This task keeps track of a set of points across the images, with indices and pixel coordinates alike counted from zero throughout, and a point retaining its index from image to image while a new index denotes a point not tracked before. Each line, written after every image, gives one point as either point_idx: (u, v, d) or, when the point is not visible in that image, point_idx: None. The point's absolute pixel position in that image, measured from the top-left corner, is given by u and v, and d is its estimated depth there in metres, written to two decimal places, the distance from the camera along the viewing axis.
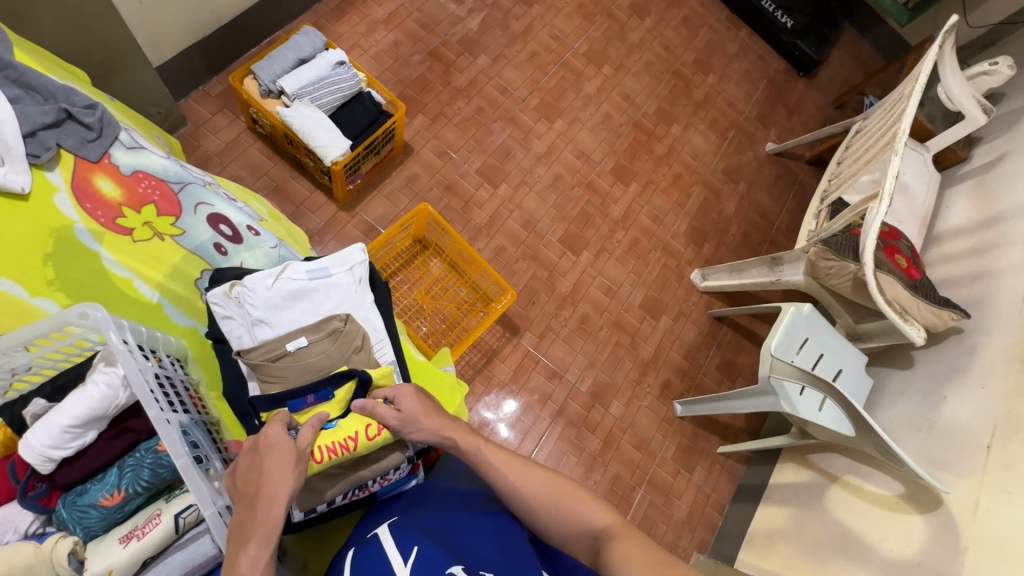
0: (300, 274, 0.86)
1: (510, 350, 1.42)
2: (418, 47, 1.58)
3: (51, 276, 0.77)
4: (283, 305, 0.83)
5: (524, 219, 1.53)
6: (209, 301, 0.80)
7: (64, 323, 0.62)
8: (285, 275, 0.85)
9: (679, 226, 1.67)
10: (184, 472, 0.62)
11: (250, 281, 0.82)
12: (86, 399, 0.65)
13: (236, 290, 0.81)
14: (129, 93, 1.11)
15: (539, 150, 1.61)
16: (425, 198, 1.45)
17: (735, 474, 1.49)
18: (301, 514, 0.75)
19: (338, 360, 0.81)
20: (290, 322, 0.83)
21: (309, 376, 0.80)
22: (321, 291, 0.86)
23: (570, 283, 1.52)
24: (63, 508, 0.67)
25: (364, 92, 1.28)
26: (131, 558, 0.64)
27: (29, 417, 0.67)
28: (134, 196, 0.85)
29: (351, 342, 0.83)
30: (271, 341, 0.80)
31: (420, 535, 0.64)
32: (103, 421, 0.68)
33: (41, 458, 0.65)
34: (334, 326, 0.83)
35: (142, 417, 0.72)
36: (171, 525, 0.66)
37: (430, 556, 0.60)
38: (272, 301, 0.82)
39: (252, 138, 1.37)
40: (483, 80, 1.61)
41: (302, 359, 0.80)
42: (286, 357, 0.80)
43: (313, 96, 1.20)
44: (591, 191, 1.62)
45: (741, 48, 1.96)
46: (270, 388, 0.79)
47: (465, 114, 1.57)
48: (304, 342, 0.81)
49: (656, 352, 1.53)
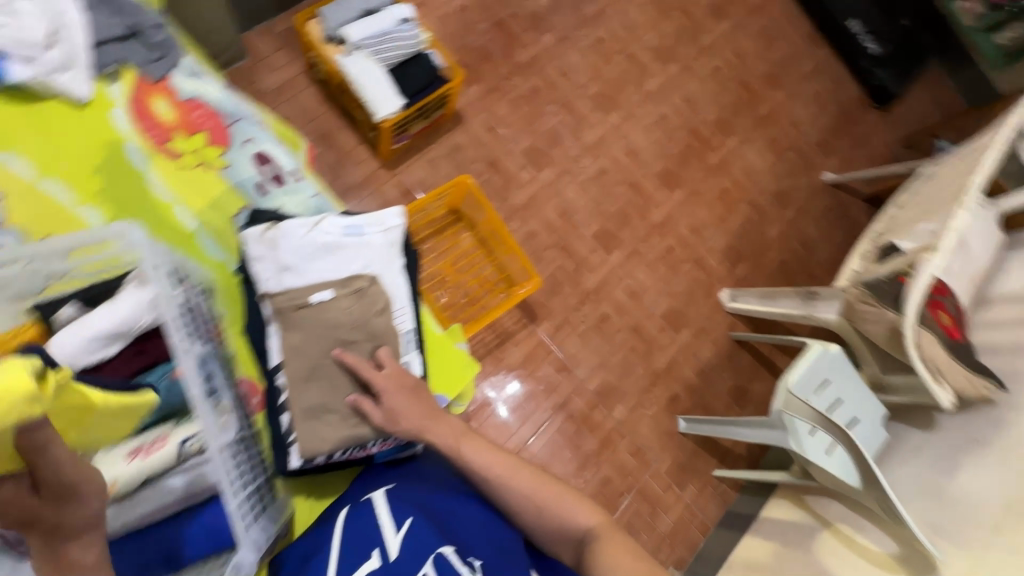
0: (335, 228, 0.85)
1: (524, 335, 1.41)
2: (486, 15, 1.55)
3: (97, 185, 0.79)
4: (313, 256, 0.83)
5: (561, 209, 1.50)
6: (244, 237, 0.81)
7: (104, 238, 0.66)
8: (321, 227, 0.84)
9: (717, 241, 1.63)
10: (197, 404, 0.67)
11: (286, 227, 0.81)
12: (114, 313, 0.67)
13: (270, 232, 0.82)
14: (197, 16, 1.11)
15: (588, 140, 1.57)
16: (466, 169, 1.43)
17: (726, 500, 1.47)
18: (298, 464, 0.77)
19: (359, 320, 0.82)
20: (317, 274, 0.83)
21: (326, 330, 0.81)
22: (352, 249, 0.85)
23: (595, 280, 1.49)
24: None
25: (424, 54, 1.25)
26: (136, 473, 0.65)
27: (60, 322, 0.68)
28: (186, 121, 0.86)
29: (374, 304, 0.83)
30: (297, 289, 0.82)
31: (413, 507, 0.71)
32: (125, 341, 0.69)
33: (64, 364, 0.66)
34: (359, 285, 0.84)
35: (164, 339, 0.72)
36: (175, 451, 0.67)
37: (425, 533, 0.68)
38: (302, 250, 0.82)
39: (306, 82, 1.36)
40: (546, 59, 1.57)
41: (323, 311, 0.82)
42: (307, 307, 0.82)
43: (376, 50, 1.20)
44: (634, 190, 1.58)
45: (818, 68, 1.86)
46: (290, 335, 0.80)
47: (521, 91, 1.53)
48: (329, 296, 0.82)
49: (670, 364, 1.51)
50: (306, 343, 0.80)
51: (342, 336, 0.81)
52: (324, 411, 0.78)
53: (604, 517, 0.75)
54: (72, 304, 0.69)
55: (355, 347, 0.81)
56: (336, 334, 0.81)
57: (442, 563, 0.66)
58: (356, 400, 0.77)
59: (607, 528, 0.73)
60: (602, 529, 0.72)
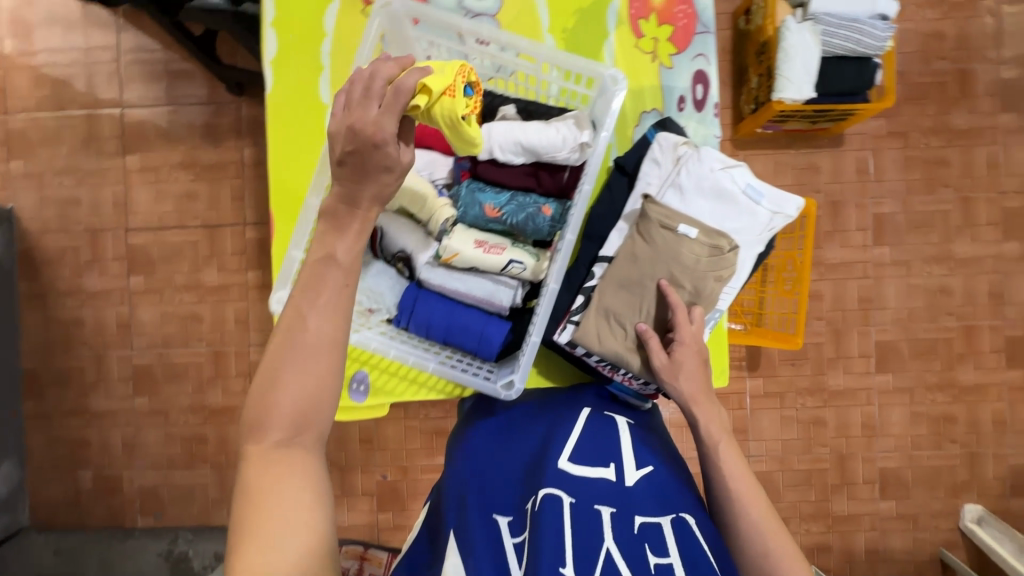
0: (740, 181, 0.84)
1: (730, 375, 1.29)
2: (959, 52, 1.26)
3: (570, 24, 0.94)
4: (704, 191, 0.84)
5: (867, 293, 1.28)
6: (657, 139, 0.87)
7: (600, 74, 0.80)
8: (729, 171, 0.84)
9: (1011, 455, 1.28)
10: (565, 243, 0.79)
11: (703, 154, 0.84)
12: (547, 136, 0.81)
13: (683, 150, 0.85)
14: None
15: (956, 251, 1.28)
16: (803, 193, 1.27)
17: None
18: (564, 340, 0.87)
19: (696, 269, 0.82)
20: (696, 209, 0.84)
21: (670, 259, 0.82)
22: (742, 208, 0.84)
23: (842, 384, 1.28)
24: (466, 188, 0.87)
25: (874, 62, 1.08)
26: (470, 257, 0.83)
27: (501, 114, 0.86)
28: (667, 12, 0.94)
29: (721, 267, 0.83)
30: (673, 210, 0.83)
31: (653, 457, 0.71)
32: (528, 160, 0.84)
33: (488, 148, 0.84)
34: (721, 245, 0.82)
35: (551, 176, 0.86)
36: (504, 262, 0.84)
37: (658, 481, 0.67)
38: (702, 181, 0.84)
39: (727, 22, 1.27)
40: (984, 138, 1.27)
41: (678, 241, 0.82)
42: (670, 230, 0.83)
43: (829, 31, 1.05)
44: (962, 336, 1.28)
45: None
46: (639, 245, 0.84)
47: (926, 155, 1.27)
48: (692, 234, 0.82)
49: (846, 517, 1.28)
50: (649, 258, 0.83)
51: (675, 273, 0.83)
52: (620, 317, 0.84)
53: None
54: (513, 106, 0.86)
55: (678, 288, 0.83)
56: (672, 268, 0.82)
57: (683, 526, 0.60)
58: (646, 332, 0.82)
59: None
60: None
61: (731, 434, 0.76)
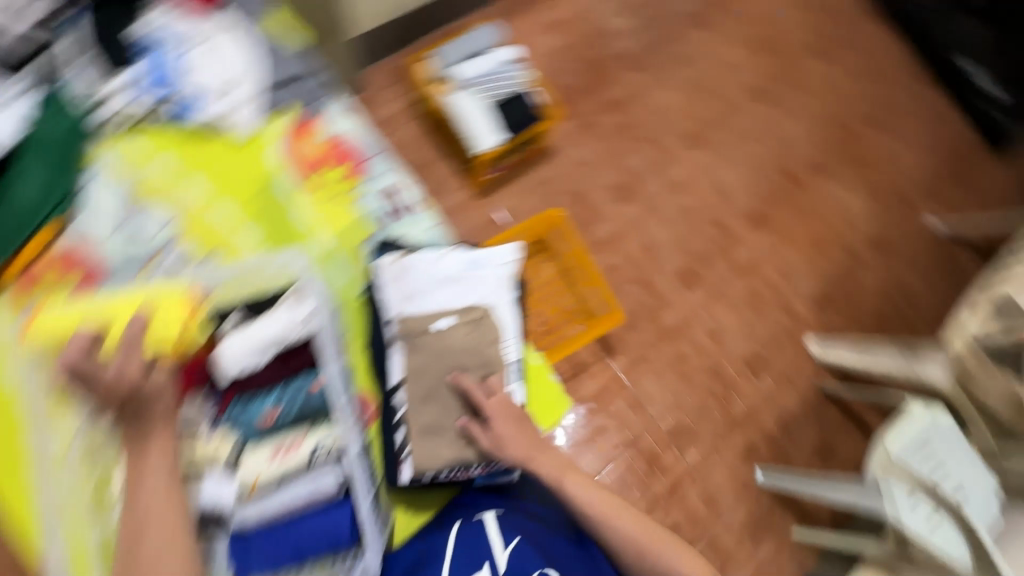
0: (461, 262, 1.11)
1: (598, 369, 1.41)
2: (582, 52, 1.59)
3: None
4: (438, 286, 1.10)
5: (644, 244, 1.50)
6: (377, 267, 1.12)
7: None
8: (447, 259, 1.11)
9: (807, 287, 1.56)
10: (341, 406, 1.08)
11: (419, 258, 1.11)
12: (280, 329, 1.05)
13: (401, 262, 1.12)
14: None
15: (675, 177, 1.57)
16: (552, 201, 1.47)
17: (804, 564, 1.39)
18: (408, 478, 1.03)
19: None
20: (440, 302, 1.10)
21: (441, 352, 1.06)
22: (474, 280, 1.11)
23: (675, 318, 1.47)
24: (234, 412, 1.03)
25: (523, 94, 1.32)
26: (273, 472, 1.01)
27: (225, 327, 1.04)
28: None
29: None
30: (420, 317, 1.08)
31: (519, 530, 0.97)
32: (279, 347, 1.05)
33: (239, 364, 1.02)
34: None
35: (300, 355, 1.06)
36: (306, 455, 1.03)
37: (526, 555, 0.93)
38: (432, 281, 1.10)
39: (410, 114, 1.43)
40: (636, 95, 1.60)
41: (443, 336, 1.07)
42: (428, 332, 1.07)
43: (482, 89, 1.30)
44: (721, 230, 1.56)
45: (929, 109, 1.78)
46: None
47: (611, 128, 1.56)
48: (449, 323, 1.07)
49: (749, 412, 1.45)
50: (427, 362, 1.06)
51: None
52: (442, 426, 1.04)
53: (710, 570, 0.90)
54: (236, 313, 1.05)
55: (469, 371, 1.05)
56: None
57: None
58: (464, 424, 1.02)
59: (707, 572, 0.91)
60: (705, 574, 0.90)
61: (570, 465, 1.01)
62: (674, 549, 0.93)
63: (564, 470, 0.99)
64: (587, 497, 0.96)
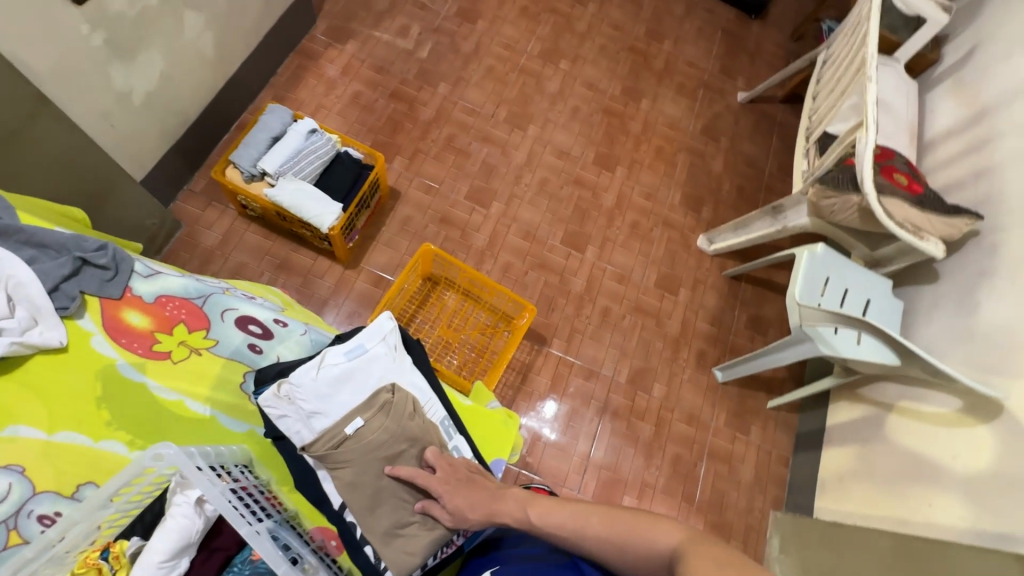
0: (339, 357, 0.81)
1: (542, 361, 1.43)
2: (379, 91, 1.59)
3: (108, 417, 0.73)
4: (331, 391, 0.79)
5: (523, 231, 1.54)
6: (261, 405, 0.76)
7: (142, 468, 0.60)
8: (326, 362, 0.80)
9: (674, 197, 1.69)
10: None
11: (296, 376, 0.77)
12: (169, 532, 0.65)
13: (284, 389, 0.77)
14: (20, 172, 0.87)
15: (519, 159, 1.62)
16: (423, 236, 1.47)
17: (791, 425, 1.50)
18: None
19: (397, 432, 0.80)
20: (344, 405, 0.80)
21: (372, 455, 0.78)
22: (363, 368, 0.82)
23: (582, 280, 1.53)
24: None
25: (341, 152, 1.29)
26: None
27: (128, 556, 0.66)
28: (163, 320, 0.82)
29: (405, 410, 0.81)
30: (331, 427, 0.78)
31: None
32: (191, 547, 0.68)
33: None
34: (383, 399, 0.81)
35: (226, 533, 0.73)
36: None
37: None
38: (320, 391, 0.78)
39: (245, 223, 1.36)
40: (449, 105, 1.63)
41: (362, 438, 0.78)
42: (348, 440, 0.78)
43: (296, 170, 1.22)
44: (580, 186, 1.63)
45: (689, 7, 1.99)
46: (341, 474, 0.77)
47: (441, 144, 1.58)
48: (361, 422, 0.79)
49: (683, 326, 1.54)
50: (360, 475, 0.77)
51: (386, 454, 0.79)
52: (399, 529, 0.78)
53: (689, 532, 0.61)
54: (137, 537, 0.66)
55: (403, 458, 0.80)
56: (380, 456, 0.78)
57: None
58: (424, 506, 0.78)
59: (693, 541, 0.59)
60: (687, 543, 0.58)
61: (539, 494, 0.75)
62: (651, 524, 0.64)
63: (530, 498, 0.75)
64: (554, 519, 0.71)
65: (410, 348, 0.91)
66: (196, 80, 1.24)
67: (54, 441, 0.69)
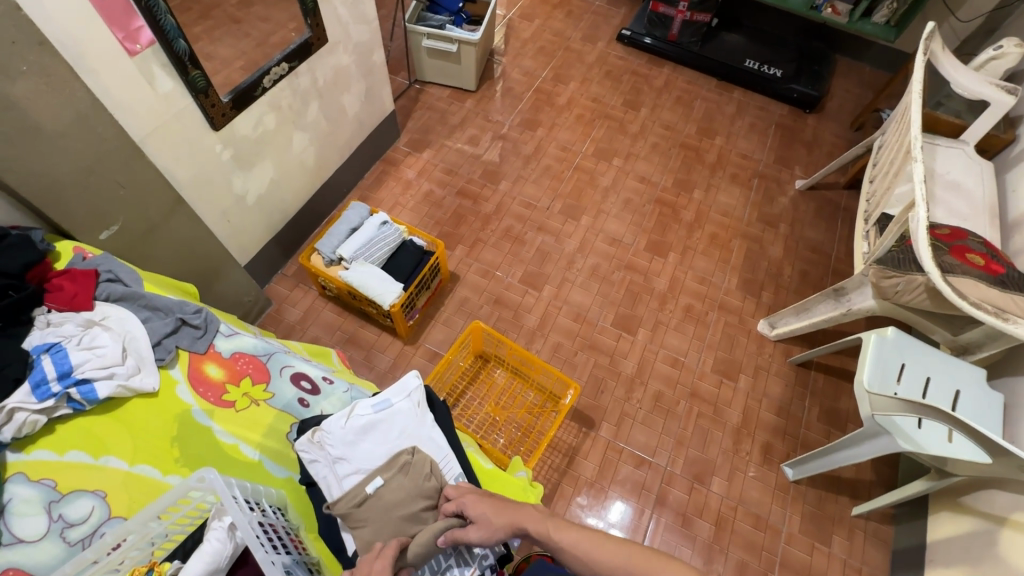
0: (367, 408, 0.92)
1: (590, 445, 1.39)
2: (448, 189, 1.81)
3: (177, 454, 0.85)
4: (357, 440, 0.89)
5: (573, 313, 1.59)
6: (297, 450, 0.87)
7: (185, 491, 0.70)
8: (355, 412, 0.91)
9: (730, 281, 1.67)
10: None
11: (328, 424, 0.89)
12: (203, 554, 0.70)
13: (317, 435, 0.88)
14: (152, 256, 1.10)
15: (573, 246, 1.71)
16: (477, 315, 1.56)
17: (884, 538, 1.30)
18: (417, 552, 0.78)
19: (414, 491, 0.85)
20: (367, 453, 0.89)
21: (388, 513, 0.83)
22: (387, 420, 0.92)
23: (633, 363, 1.51)
24: None
25: (407, 241, 1.46)
26: None
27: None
28: (234, 373, 0.97)
29: (421, 470, 0.87)
30: (353, 487, 0.85)
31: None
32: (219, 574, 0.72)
33: None
34: (403, 460, 0.88)
35: (248, 564, 0.77)
36: None
37: None
38: (347, 438, 0.88)
39: (324, 301, 1.55)
40: (508, 199, 1.80)
41: (381, 497, 0.84)
42: (368, 499, 0.84)
43: (367, 255, 1.39)
44: (632, 270, 1.68)
45: (741, 106, 2.10)
46: (361, 533, 0.82)
47: (499, 234, 1.72)
48: (381, 481, 0.86)
49: (745, 416, 1.45)
50: (378, 534, 0.82)
51: (405, 513, 0.83)
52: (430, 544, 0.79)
53: None
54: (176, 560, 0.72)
55: (420, 518, 0.84)
56: (398, 513, 0.83)
57: None
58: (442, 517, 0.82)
59: None
60: None
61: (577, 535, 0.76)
62: None
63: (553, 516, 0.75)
64: (569, 539, 0.75)
65: (434, 407, 0.99)
66: (297, 184, 1.50)
67: (133, 472, 0.80)
